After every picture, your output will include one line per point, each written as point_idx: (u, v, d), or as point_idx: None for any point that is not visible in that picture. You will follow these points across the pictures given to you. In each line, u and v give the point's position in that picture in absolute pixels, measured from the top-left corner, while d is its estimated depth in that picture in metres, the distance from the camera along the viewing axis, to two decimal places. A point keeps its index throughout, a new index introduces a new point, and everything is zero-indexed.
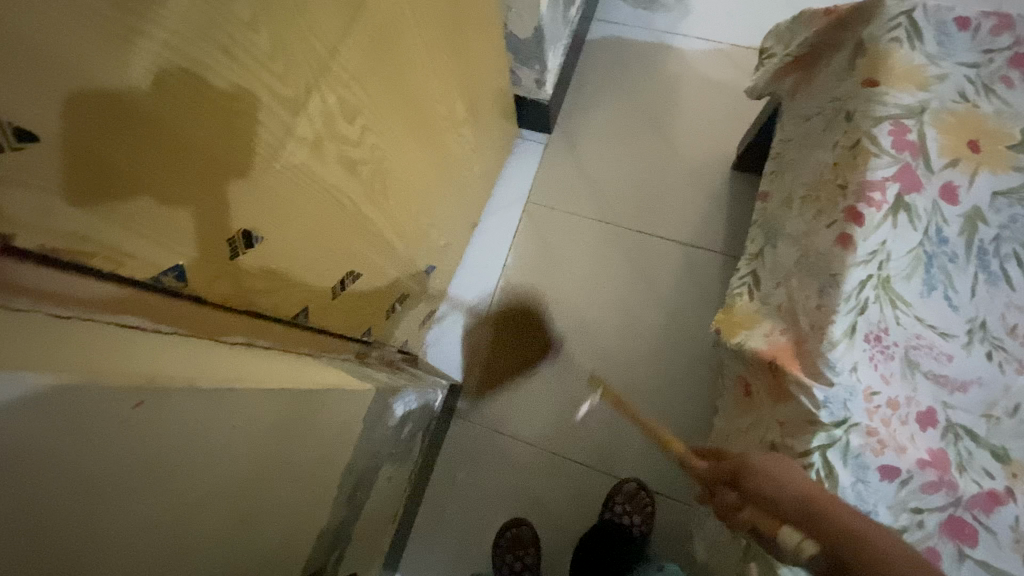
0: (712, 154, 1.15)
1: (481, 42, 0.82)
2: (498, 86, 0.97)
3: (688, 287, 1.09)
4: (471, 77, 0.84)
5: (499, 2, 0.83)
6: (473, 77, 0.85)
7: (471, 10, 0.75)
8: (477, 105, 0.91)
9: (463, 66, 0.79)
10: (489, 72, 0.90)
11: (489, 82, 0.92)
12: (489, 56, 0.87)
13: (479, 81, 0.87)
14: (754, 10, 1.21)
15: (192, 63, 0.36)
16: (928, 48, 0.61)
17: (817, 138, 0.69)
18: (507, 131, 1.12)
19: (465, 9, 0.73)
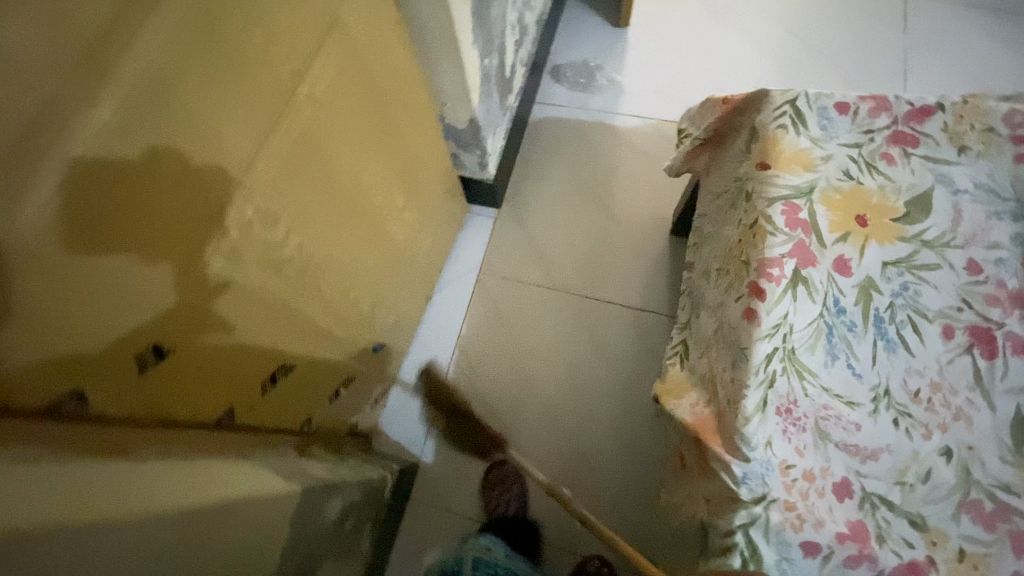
0: (654, 221, 1.20)
1: (415, 136, 0.87)
2: (439, 170, 1.01)
3: (637, 349, 1.10)
4: (408, 167, 0.88)
5: (431, 99, 0.89)
6: (410, 166, 0.89)
7: (401, 110, 0.80)
8: (418, 191, 0.95)
9: (397, 158, 0.84)
10: (428, 159, 0.95)
11: (428, 169, 0.97)
12: (426, 146, 0.92)
13: (417, 170, 0.92)
14: (682, 88, 1.30)
15: (95, 202, 0.38)
16: (812, 131, 0.67)
17: (727, 214, 0.73)
18: (455, 209, 1.16)
19: (395, 110, 0.78)
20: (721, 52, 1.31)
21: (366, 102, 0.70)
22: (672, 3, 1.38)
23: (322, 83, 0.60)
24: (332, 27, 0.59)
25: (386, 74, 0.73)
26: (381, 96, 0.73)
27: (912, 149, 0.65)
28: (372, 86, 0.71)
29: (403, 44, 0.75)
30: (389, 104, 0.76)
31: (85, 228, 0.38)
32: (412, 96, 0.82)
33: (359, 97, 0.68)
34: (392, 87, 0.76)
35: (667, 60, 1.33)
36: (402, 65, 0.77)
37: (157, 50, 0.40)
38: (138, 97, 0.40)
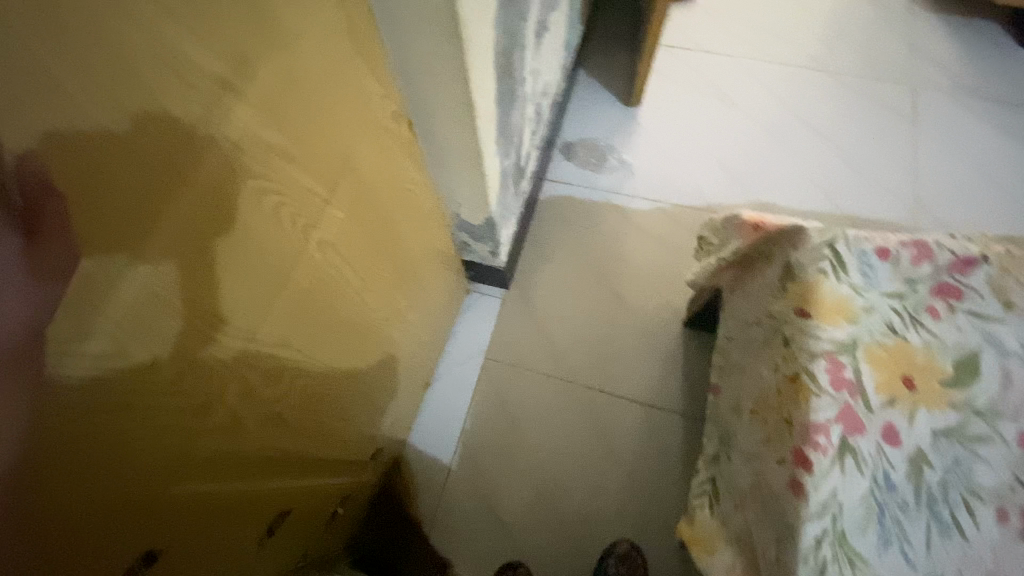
0: (665, 312, 1.16)
1: (419, 240, 0.83)
2: (439, 262, 0.96)
3: (650, 450, 1.05)
4: (410, 270, 0.83)
5: (436, 197, 0.84)
6: (412, 269, 0.84)
7: (405, 220, 0.75)
8: (419, 288, 0.90)
9: (399, 267, 0.79)
10: (429, 256, 0.90)
11: (430, 264, 0.92)
12: (429, 244, 0.88)
13: (419, 269, 0.87)
14: (692, 172, 1.29)
15: (66, 426, 0.33)
16: (853, 278, 0.63)
17: (758, 351, 0.69)
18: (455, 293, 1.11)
19: (400, 222, 0.74)
20: (732, 141, 1.32)
21: (373, 225, 0.66)
22: (682, 86, 1.38)
23: (331, 223, 0.56)
24: (344, 167, 0.55)
25: (393, 192, 0.69)
26: (387, 215, 0.69)
27: (957, 303, 0.62)
28: (378, 207, 0.66)
29: (412, 158, 0.71)
30: (396, 222, 0.73)
31: (74, 458, 0.34)
32: (417, 203, 0.78)
33: (365, 223, 0.64)
34: (400, 202, 0.71)
35: (679, 143, 1.32)
36: (411, 179, 0.73)
37: (165, 251, 0.36)
38: (138, 308, 0.36)
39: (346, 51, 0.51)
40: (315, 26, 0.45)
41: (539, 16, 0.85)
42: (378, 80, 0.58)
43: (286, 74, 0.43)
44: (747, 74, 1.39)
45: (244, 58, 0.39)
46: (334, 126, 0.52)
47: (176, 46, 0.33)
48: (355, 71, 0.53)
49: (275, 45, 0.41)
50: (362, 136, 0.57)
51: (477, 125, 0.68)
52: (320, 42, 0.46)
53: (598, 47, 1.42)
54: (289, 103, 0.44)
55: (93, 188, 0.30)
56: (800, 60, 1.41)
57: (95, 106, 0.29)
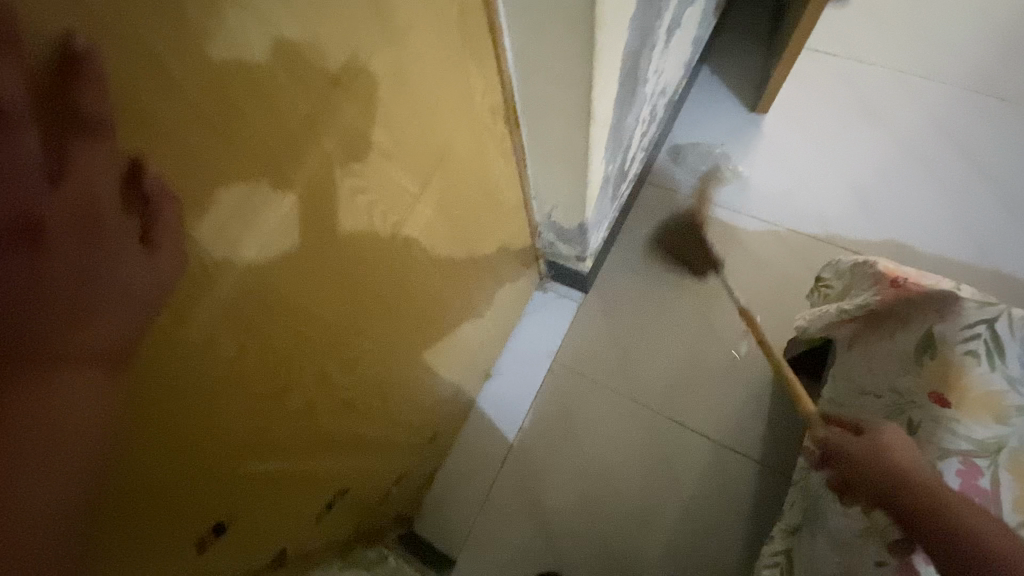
0: (756, 346, 1.07)
1: (502, 234, 0.80)
2: (516, 259, 0.93)
3: (714, 491, 0.98)
4: (487, 266, 0.82)
5: (524, 195, 0.80)
6: (490, 264, 0.82)
7: (489, 217, 0.73)
8: (494, 283, 0.88)
9: (476, 262, 0.77)
10: (508, 250, 0.87)
11: (508, 258, 0.89)
12: (509, 239, 0.85)
13: (496, 264, 0.85)
14: (814, 195, 1.16)
15: (159, 413, 0.34)
16: (1011, 368, 0.53)
17: (871, 427, 0.61)
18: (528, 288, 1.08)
19: (483, 218, 0.71)
20: (870, 165, 1.16)
21: (458, 221, 0.64)
22: (821, 97, 1.23)
23: (420, 220, 0.54)
24: (439, 164, 0.53)
25: (482, 189, 0.66)
26: (472, 211, 0.67)
27: None
28: (465, 202, 0.63)
29: (506, 156, 0.68)
30: (482, 218, 0.70)
31: (166, 440, 0.35)
32: (504, 200, 0.75)
33: (450, 218, 0.61)
34: (487, 198, 0.69)
35: (805, 161, 1.19)
36: (501, 177, 0.70)
37: (270, 250, 0.36)
38: (237, 303, 0.36)
39: (460, 46, 0.47)
40: (433, 19, 0.42)
41: (674, 12, 0.77)
42: (488, 76, 0.54)
43: (398, 69, 0.41)
44: (901, 91, 1.22)
45: (360, 56, 0.36)
46: (436, 123, 0.49)
47: (292, 43, 0.31)
48: (464, 64, 0.49)
49: (390, 39, 0.39)
50: (460, 132, 0.54)
51: (590, 132, 0.63)
52: (435, 36, 0.43)
53: (728, 43, 1.30)
54: (396, 99, 0.42)
55: (193, 186, 0.29)
56: (969, 81, 1.21)
57: (207, 106, 0.28)
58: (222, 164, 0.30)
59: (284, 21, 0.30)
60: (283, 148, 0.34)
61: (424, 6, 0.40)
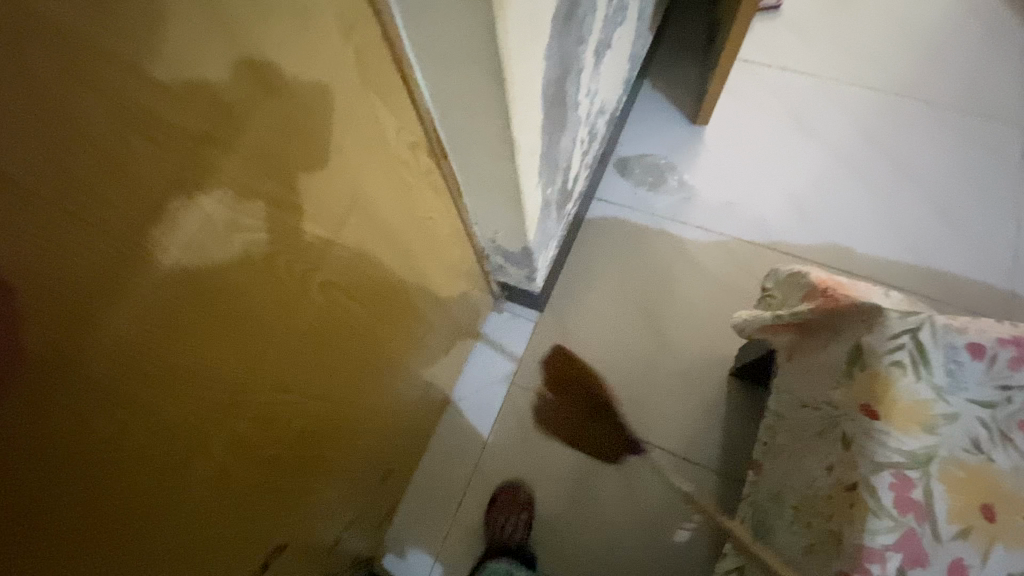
0: (708, 356, 1.08)
1: (441, 263, 0.79)
2: (463, 285, 0.92)
3: (676, 507, 0.98)
4: (428, 297, 0.80)
5: (462, 223, 0.79)
6: (431, 295, 0.80)
7: (423, 250, 0.71)
8: (440, 312, 0.87)
9: (415, 296, 0.75)
10: (452, 277, 0.86)
11: (452, 286, 0.87)
12: (451, 268, 0.83)
13: (438, 293, 0.83)
14: (757, 204, 1.18)
15: (30, 508, 0.30)
16: (936, 377, 0.54)
17: (812, 441, 0.62)
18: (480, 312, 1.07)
19: (417, 251, 0.69)
20: (806, 172, 1.20)
21: (388, 257, 0.63)
22: (757, 107, 1.26)
23: (337, 264, 0.52)
24: (352, 206, 0.51)
25: (411, 223, 0.64)
26: (404, 245, 0.65)
27: None
28: (393, 237, 0.61)
29: (435, 189, 0.67)
30: (415, 252, 0.69)
31: (42, 536, 0.32)
32: (438, 231, 0.73)
33: (376, 256, 0.60)
34: (418, 232, 0.67)
35: (746, 170, 1.21)
36: (433, 208, 0.68)
37: (141, 320, 0.34)
38: (103, 384, 0.32)
39: (363, 86, 0.46)
40: (326, 65, 0.41)
41: (599, 35, 0.78)
42: (402, 111, 0.53)
43: (287, 116, 0.39)
44: (833, 98, 1.26)
45: (237, 110, 0.35)
46: (343, 164, 0.48)
47: (149, 106, 0.29)
48: (370, 102, 0.48)
49: (273, 88, 0.37)
50: (376, 170, 0.53)
51: (515, 161, 0.62)
52: (330, 81, 0.42)
53: (665, 57, 1.32)
54: (288, 146, 0.40)
55: (38, 263, 0.26)
56: (895, 87, 1.26)
57: (41, 179, 0.25)
58: (53, 236, 0.27)
59: (139, 87, 0.28)
60: (144, 211, 0.31)
61: (312, 52, 0.39)
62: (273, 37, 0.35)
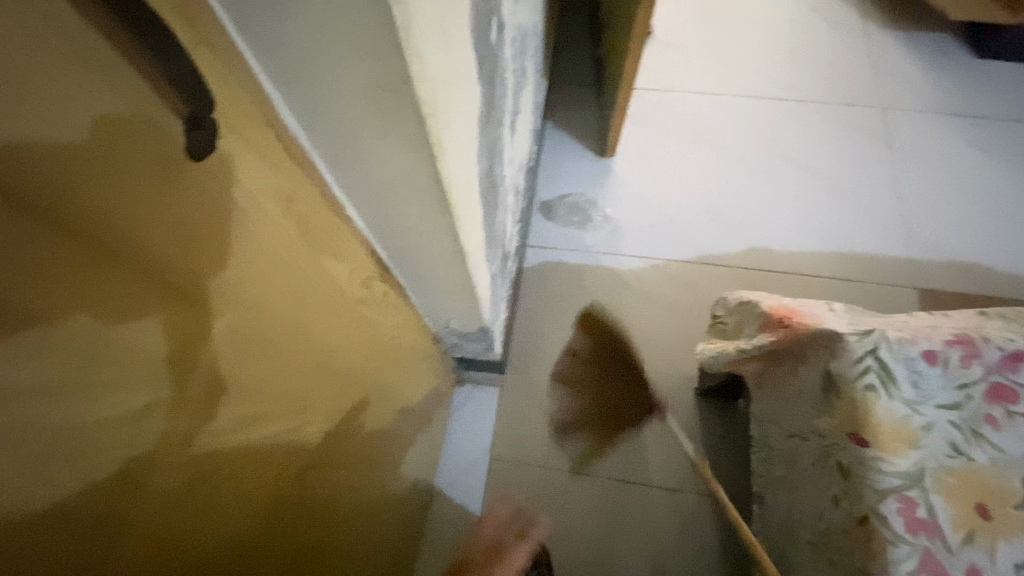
0: (674, 380, 1.09)
1: (407, 371, 0.74)
2: (427, 378, 0.87)
3: (685, 542, 0.97)
4: (400, 412, 0.74)
5: (418, 324, 0.74)
6: (402, 408, 0.74)
7: (392, 370, 0.66)
8: (411, 417, 0.81)
9: (391, 417, 0.70)
10: (417, 379, 0.80)
11: (419, 386, 0.82)
12: (416, 371, 0.78)
13: (408, 402, 0.77)
14: (679, 222, 1.23)
15: None
16: (905, 391, 0.56)
17: (810, 472, 0.64)
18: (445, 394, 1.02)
19: (385, 375, 0.64)
20: (714, 183, 1.27)
21: (358, 397, 0.56)
22: (656, 130, 1.33)
23: (311, 434, 0.47)
24: (315, 368, 0.46)
25: (376, 352, 0.60)
26: (370, 375, 0.59)
27: (1015, 406, 0.56)
28: (356, 375, 0.55)
29: (395, 308, 0.62)
30: (383, 377, 0.64)
31: None
32: (403, 344, 0.69)
33: (345, 403, 0.53)
34: (383, 357, 0.62)
35: (662, 192, 1.26)
36: (393, 326, 0.63)
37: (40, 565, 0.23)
38: None
39: (297, 245, 0.40)
40: (260, 238, 0.36)
41: (512, 107, 0.77)
42: (348, 254, 0.48)
43: (206, 315, 0.32)
44: (721, 110, 1.35)
45: (142, 334, 0.27)
46: (286, 333, 0.41)
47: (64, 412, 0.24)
48: (317, 257, 0.43)
49: (183, 290, 0.30)
50: (329, 320, 0.47)
51: (469, 266, 0.58)
52: (266, 258, 0.37)
53: (561, 98, 1.36)
54: (216, 348, 0.33)
55: None
56: (770, 92, 1.37)
57: None
58: None
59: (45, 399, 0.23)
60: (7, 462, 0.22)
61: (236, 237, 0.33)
62: (177, 236, 0.29)
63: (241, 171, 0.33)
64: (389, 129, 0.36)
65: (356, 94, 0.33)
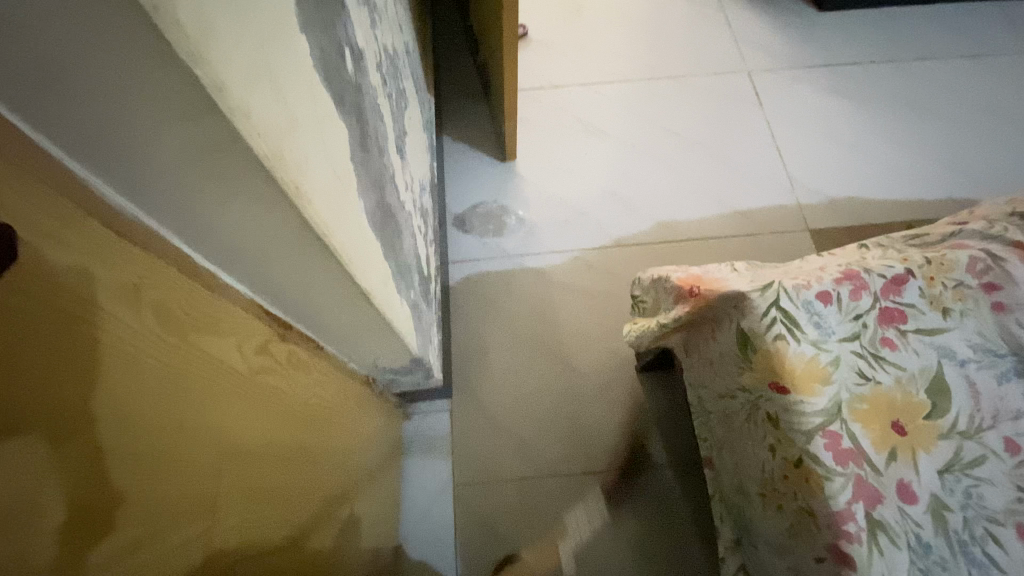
0: (616, 364, 1.12)
1: (342, 421, 0.71)
2: (366, 424, 0.83)
3: (657, 518, 0.99)
4: (341, 469, 0.70)
5: (345, 370, 0.71)
6: (342, 464, 0.71)
7: (322, 427, 0.63)
8: (356, 470, 0.77)
9: (333, 472, 0.66)
10: (353, 428, 0.76)
11: (359, 435, 0.78)
12: (349, 420, 0.74)
13: (348, 456, 0.73)
14: (589, 212, 1.27)
15: None
16: (809, 333, 0.60)
17: (745, 426, 0.67)
18: (393, 432, 0.99)
19: (316, 433, 0.61)
20: (614, 168, 1.31)
21: (284, 469, 0.52)
22: (550, 127, 1.36)
23: (238, 513, 0.43)
24: (231, 444, 0.43)
25: (301, 412, 0.57)
26: (295, 445, 0.55)
27: (905, 325, 0.62)
28: (278, 451, 0.51)
29: (312, 362, 0.59)
30: (314, 434, 0.60)
31: None
32: (328, 394, 0.66)
33: (269, 483, 0.49)
34: (309, 415, 0.59)
35: (567, 186, 1.29)
36: (310, 386, 0.59)
37: None
38: None
39: (184, 337, 0.37)
40: (149, 328, 0.33)
41: (396, 134, 0.75)
42: (243, 326, 0.44)
43: (90, 418, 0.29)
44: (606, 99, 1.40)
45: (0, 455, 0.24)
46: (194, 433, 0.38)
47: None
48: (211, 330, 0.40)
49: (57, 397, 0.27)
50: (238, 403, 0.43)
51: (375, 304, 0.56)
52: (159, 346, 0.34)
53: (452, 111, 1.36)
54: (109, 449, 0.30)
55: None
56: (648, 73, 1.44)
57: None
58: None
59: None
60: None
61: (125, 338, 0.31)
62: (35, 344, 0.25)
63: (101, 284, 0.29)
64: (236, 192, 0.34)
65: (183, 167, 0.31)
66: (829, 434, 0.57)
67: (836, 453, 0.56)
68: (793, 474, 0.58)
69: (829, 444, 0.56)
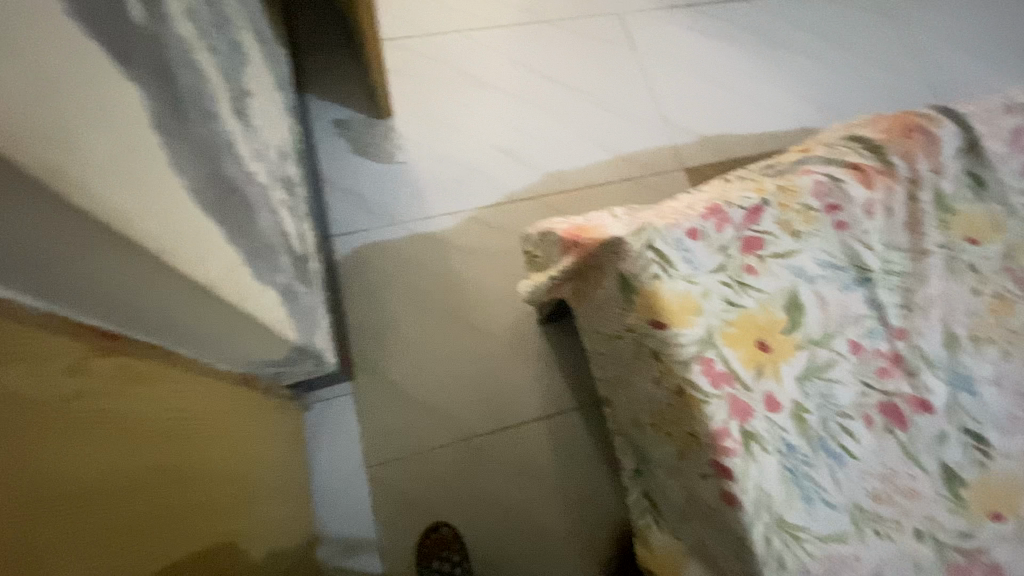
0: (518, 320, 1.12)
1: (217, 426, 0.64)
2: (254, 423, 0.77)
3: (571, 460, 1.03)
4: (224, 477, 0.64)
5: (212, 371, 0.64)
6: (227, 471, 0.65)
7: (189, 438, 0.57)
8: (249, 474, 0.71)
9: (213, 484, 0.60)
10: (236, 431, 0.70)
11: (245, 436, 0.72)
12: (228, 424, 0.68)
13: (234, 462, 0.67)
14: (476, 169, 1.23)
15: None
16: (681, 269, 0.62)
17: (634, 364, 0.70)
18: (292, 424, 0.93)
19: (181, 445, 0.55)
20: (497, 120, 1.27)
21: (133, 499, 0.46)
22: (426, 82, 1.28)
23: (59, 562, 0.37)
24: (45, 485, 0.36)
25: (154, 429, 0.50)
26: (149, 469, 0.48)
27: (764, 251, 0.66)
28: (122, 481, 0.44)
29: (159, 370, 0.52)
30: (178, 451, 0.54)
31: None
32: (192, 403, 0.59)
33: (112, 518, 0.43)
34: (168, 430, 0.52)
35: (451, 143, 1.24)
36: (163, 401, 0.52)
37: None
38: None
39: None
40: None
41: (232, 97, 0.65)
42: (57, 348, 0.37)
43: None
44: (484, 46, 1.33)
45: None
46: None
47: None
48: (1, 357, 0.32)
49: None
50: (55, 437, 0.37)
51: (220, 295, 0.49)
52: None
53: (316, 69, 1.23)
54: None
55: None
56: (523, 17, 1.38)
57: None
58: None
59: None
60: None
61: None
62: None
63: None
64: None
65: None
66: (704, 361, 0.60)
67: (712, 378, 0.60)
68: (678, 403, 0.62)
69: (705, 371, 0.60)
